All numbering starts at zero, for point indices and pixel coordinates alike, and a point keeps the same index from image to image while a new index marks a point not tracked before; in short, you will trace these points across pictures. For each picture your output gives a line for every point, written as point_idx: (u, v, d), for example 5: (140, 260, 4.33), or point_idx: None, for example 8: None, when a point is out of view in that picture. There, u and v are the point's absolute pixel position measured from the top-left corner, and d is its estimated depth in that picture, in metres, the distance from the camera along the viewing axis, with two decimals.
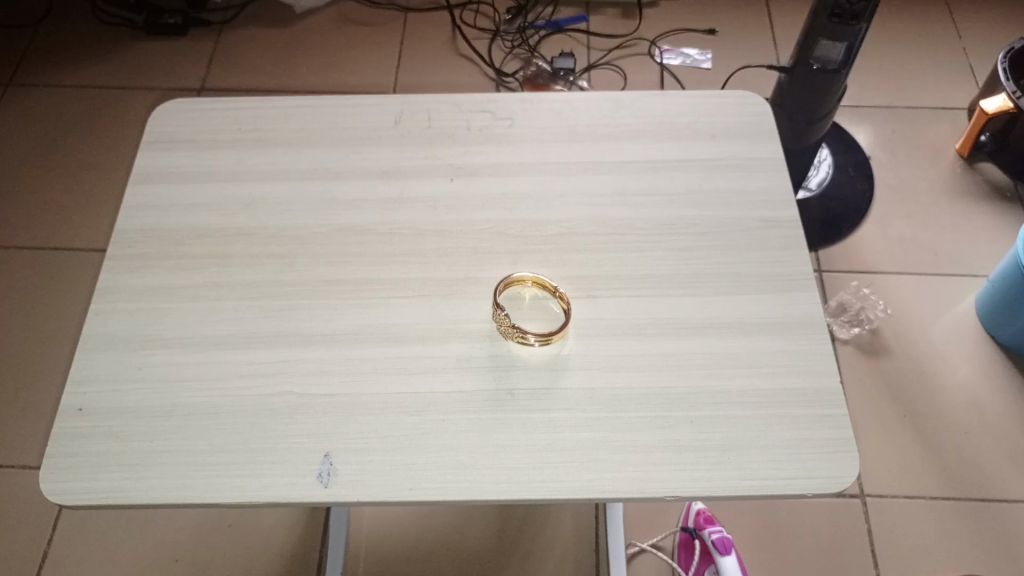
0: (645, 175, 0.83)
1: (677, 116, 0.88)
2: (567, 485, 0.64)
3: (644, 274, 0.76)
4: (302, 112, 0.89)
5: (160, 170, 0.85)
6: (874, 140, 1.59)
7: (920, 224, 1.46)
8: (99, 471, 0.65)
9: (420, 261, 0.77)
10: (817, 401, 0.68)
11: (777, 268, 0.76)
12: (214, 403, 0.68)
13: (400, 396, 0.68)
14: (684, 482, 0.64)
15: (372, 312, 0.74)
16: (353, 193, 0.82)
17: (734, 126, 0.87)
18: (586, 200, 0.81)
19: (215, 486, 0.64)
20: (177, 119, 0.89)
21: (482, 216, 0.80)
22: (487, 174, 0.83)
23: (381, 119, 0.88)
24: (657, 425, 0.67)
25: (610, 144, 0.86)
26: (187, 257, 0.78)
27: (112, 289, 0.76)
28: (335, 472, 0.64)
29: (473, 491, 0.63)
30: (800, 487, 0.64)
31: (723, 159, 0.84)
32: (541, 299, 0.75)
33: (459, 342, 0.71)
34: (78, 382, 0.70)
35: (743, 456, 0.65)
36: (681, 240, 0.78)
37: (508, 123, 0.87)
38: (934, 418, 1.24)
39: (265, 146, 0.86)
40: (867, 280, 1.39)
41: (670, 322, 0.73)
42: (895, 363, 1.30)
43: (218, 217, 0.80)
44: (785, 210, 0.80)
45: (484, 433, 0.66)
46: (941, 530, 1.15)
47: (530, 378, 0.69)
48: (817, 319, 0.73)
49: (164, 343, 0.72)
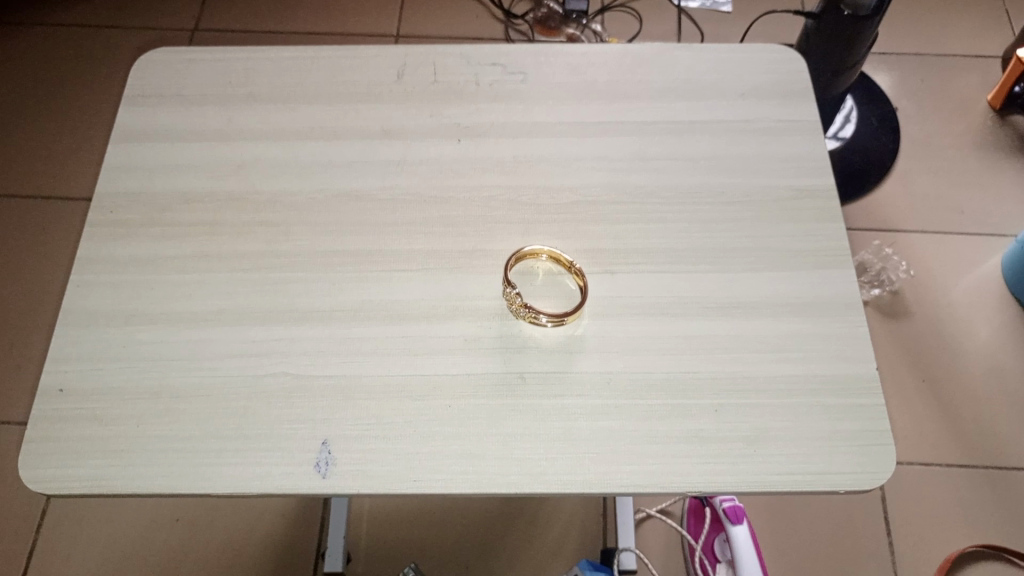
0: (667, 138, 0.77)
1: (704, 73, 0.81)
2: (580, 478, 0.60)
3: (666, 247, 0.70)
4: (297, 65, 0.83)
5: (145, 127, 0.79)
6: (900, 90, 1.51)
7: (947, 181, 1.39)
8: (82, 458, 0.61)
9: (425, 231, 0.71)
10: (849, 389, 0.64)
11: (809, 242, 0.71)
12: (203, 385, 0.64)
13: (402, 380, 0.64)
14: (707, 477, 0.60)
15: (374, 287, 0.68)
16: (352, 155, 0.76)
17: (765, 83, 0.80)
18: (604, 163, 0.75)
19: (204, 475, 0.60)
20: (162, 71, 0.83)
21: (491, 180, 0.74)
22: (496, 135, 0.77)
23: (383, 73, 0.82)
24: (678, 415, 0.62)
25: (632, 103, 0.79)
26: (174, 224, 0.72)
27: (93, 259, 0.71)
28: (334, 462, 0.60)
29: (479, 483, 0.59)
30: (831, 484, 0.60)
31: (752, 122, 0.78)
32: (554, 275, 0.70)
33: (466, 321, 0.67)
34: (58, 359, 0.65)
35: (769, 449, 0.61)
36: (706, 210, 0.72)
37: (520, 78, 0.81)
38: (954, 384, 1.20)
39: (257, 102, 0.80)
40: (889, 238, 1.34)
41: (694, 302, 0.67)
42: (914, 325, 1.26)
43: (206, 180, 0.75)
44: (820, 177, 0.74)
45: (493, 420, 0.62)
46: (957, 500, 1.12)
47: (543, 361, 0.65)
48: (851, 299, 0.68)
49: (150, 319, 0.67)
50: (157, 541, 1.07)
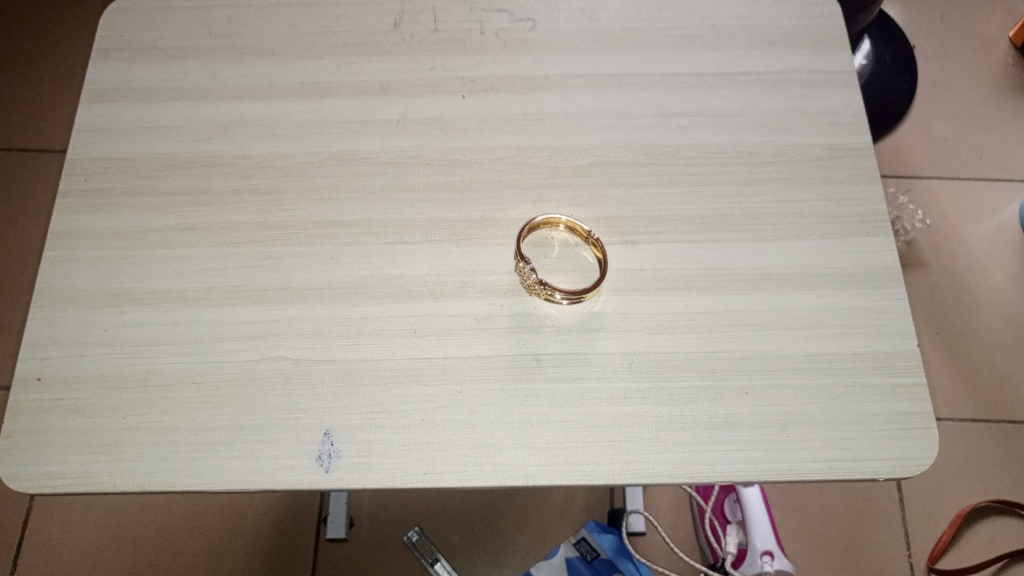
0: (691, 92, 0.70)
1: (729, 19, 0.74)
2: (603, 468, 0.56)
3: (691, 214, 0.65)
4: (286, 13, 0.75)
5: (119, 84, 0.72)
6: (918, 28, 1.44)
7: (966, 124, 1.33)
8: (66, 453, 0.56)
9: (430, 199, 0.66)
10: (889, 368, 0.59)
11: (845, 207, 0.65)
12: (193, 371, 0.59)
13: (408, 363, 0.59)
14: (739, 465, 0.56)
15: (375, 261, 0.63)
16: (347, 113, 0.70)
17: (795, 31, 0.74)
18: (622, 121, 0.69)
19: (199, 471, 0.55)
20: (135, 21, 0.75)
21: (500, 140, 0.68)
22: (505, 90, 0.71)
23: (380, 21, 0.75)
24: (707, 399, 0.58)
25: (651, 53, 0.72)
26: (155, 193, 0.66)
27: (68, 232, 0.65)
28: (338, 454, 0.56)
29: (493, 475, 0.55)
30: (871, 471, 0.56)
31: (782, 73, 0.71)
32: (571, 246, 0.64)
33: (477, 297, 0.62)
34: (35, 344, 0.60)
35: (805, 435, 0.57)
36: (733, 172, 0.67)
37: (529, 26, 0.74)
38: (969, 337, 1.16)
39: (242, 55, 0.73)
40: (904, 185, 1.28)
41: (722, 275, 0.62)
42: (929, 277, 1.21)
43: (190, 144, 0.68)
44: (855, 136, 0.69)
45: (507, 407, 0.58)
46: (973, 456, 1.09)
47: (560, 342, 0.60)
48: (890, 269, 0.63)
49: (134, 298, 0.62)
50: (154, 505, 1.04)
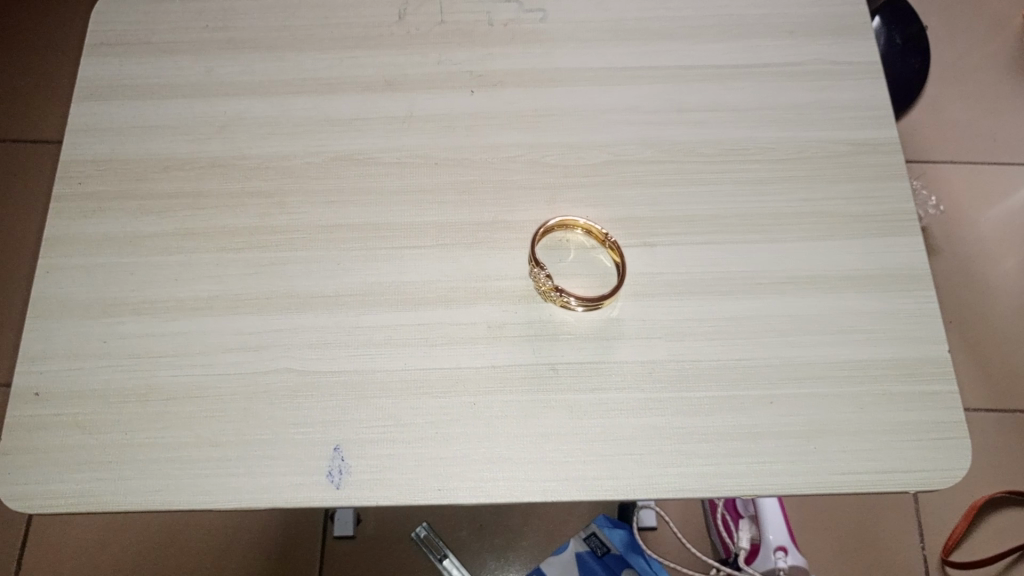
0: (708, 85, 0.68)
1: (746, 7, 0.71)
2: (624, 482, 0.53)
3: (710, 214, 0.62)
4: (284, 4, 0.72)
5: (112, 81, 0.69)
6: (929, 8, 1.40)
7: (979, 106, 1.30)
8: (67, 471, 0.54)
9: (438, 201, 0.63)
10: (918, 374, 0.57)
11: (869, 206, 0.63)
12: (196, 385, 0.57)
13: (419, 374, 0.57)
14: (765, 478, 0.54)
15: (383, 267, 0.61)
16: (350, 110, 0.67)
17: (814, 20, 0.71)
18: (636, 116, 0.66)
19: (204, 489, 0.53)
20: (127, 15, 0.72)
21: (510, 138, 0.66)
22: (514, 84, 0.68)
23: (383, 13, 0.72)
24: (731, 409, 0.56)
25: (665, 44, 0.69)
26: (153, 196, 0.64)
27: (63, 238, 0.62)
28: (348, 471, 0.54)
29: (509, 491, 0.53)
30: (902, 483, 0.54)
31: (802, 64, 0.69)
32: (587, 250, 0.62)
33: (490, 304, 0.59)
34: (31, 357, 0.58)
35: (833, 446, 0.55)
36: (753, 169, 0.64)
37: (538, 16, 0.71)
38: (984, 325, 1.14)
39: (240, 49, 0.70)
40: (917, 171, 1.25)
41: (743, 279, 0.60)
42: (943, 264, 1.18)
43: (187, 144, 0.66)
44: (879, 129, 0.66)
45: (523, 419, 0.55)
46: (989, 447, 1.07)
47: (576, 350, 0.58)
48: (918, 271, 0.61)
49: (133, 308, 0.59)
50: None
